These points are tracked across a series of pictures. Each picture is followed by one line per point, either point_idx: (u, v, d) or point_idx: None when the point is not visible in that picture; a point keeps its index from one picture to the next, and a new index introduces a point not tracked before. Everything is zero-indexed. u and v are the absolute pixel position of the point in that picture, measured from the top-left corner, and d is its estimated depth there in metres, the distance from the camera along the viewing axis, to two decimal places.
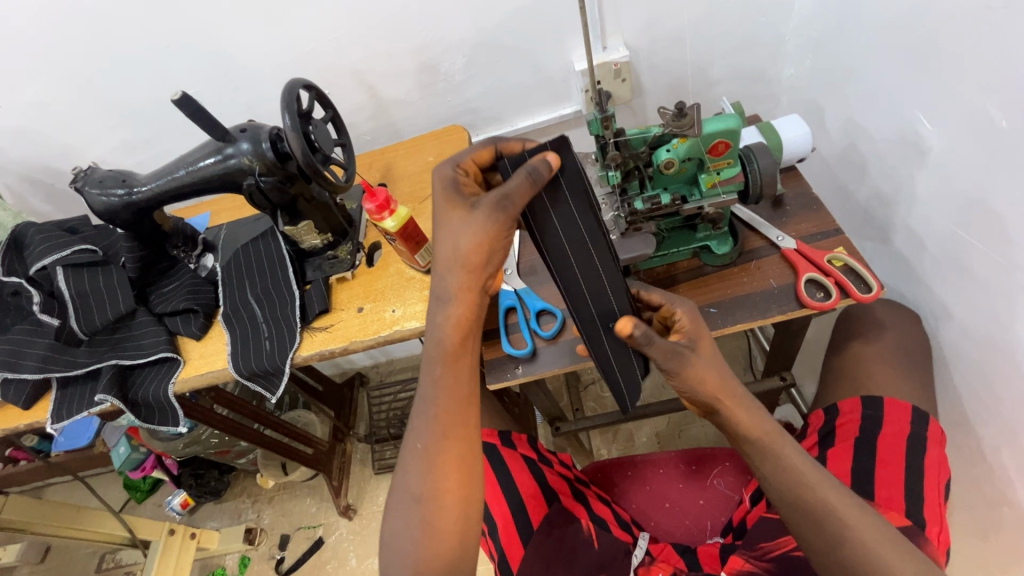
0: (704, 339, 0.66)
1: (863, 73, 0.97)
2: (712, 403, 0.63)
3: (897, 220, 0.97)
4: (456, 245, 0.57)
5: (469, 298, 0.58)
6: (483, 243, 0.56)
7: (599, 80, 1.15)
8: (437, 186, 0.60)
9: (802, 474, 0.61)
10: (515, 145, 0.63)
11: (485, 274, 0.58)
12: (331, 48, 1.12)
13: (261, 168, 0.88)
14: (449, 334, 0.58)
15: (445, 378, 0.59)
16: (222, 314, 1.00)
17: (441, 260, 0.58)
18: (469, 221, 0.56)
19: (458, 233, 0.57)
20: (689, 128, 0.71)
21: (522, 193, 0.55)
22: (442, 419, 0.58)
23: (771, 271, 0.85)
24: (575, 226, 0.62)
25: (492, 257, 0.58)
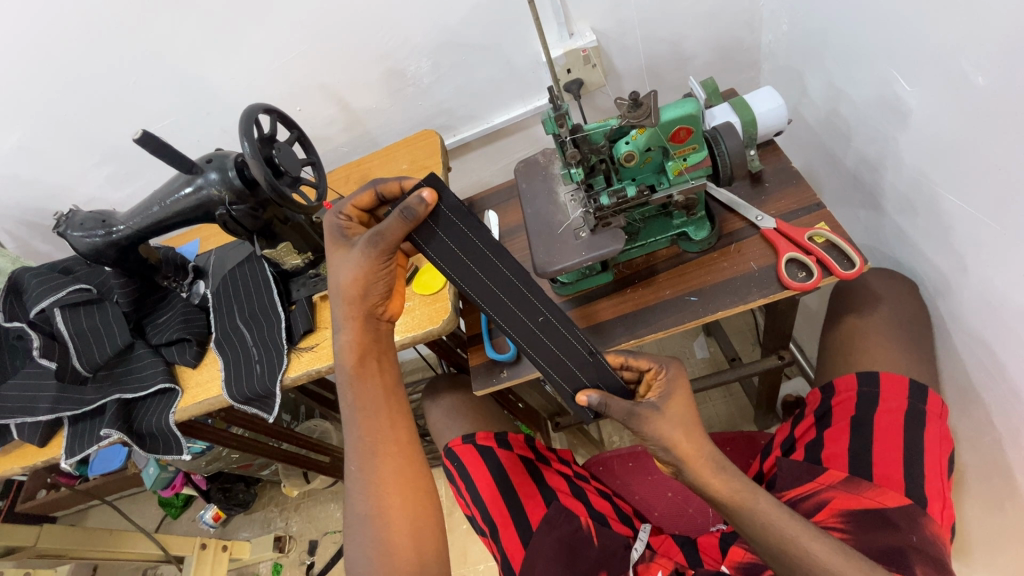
0: (677, 396, 0.64)
1: (838, 35, 0.93)
2: (677, 463, 0.61)
3: (886, 186, 0.93)
4: (338, 279, 0.65)
5: (357, 323, 0.66)
6: (361, 277, 0.64)
7: (568, 68, 1.12)
8: (326, 234, 0.70)
9: (779, 530, 0.60)
10: (393, 186, 0.68)
11: (370, 302, 0.66)
12: (295, 65, 1.12)
13: (230, 197, 0.89)
14: (347, 357, 0.65)
15: (360, 400, 0.64)
16: (214, 340, 1.02)
17: (331, 294, 0.66)
18: (349, 257, 0.65)
19: (340, 268, 0.65)
20: (646, 118, 0.68)
21: (395, 229, 0.62)
22: (368, 439, 0.63)
23: (752, 253, 0.83)
24: (467, 240, 0.66)
25: (373, 285, 0.65)
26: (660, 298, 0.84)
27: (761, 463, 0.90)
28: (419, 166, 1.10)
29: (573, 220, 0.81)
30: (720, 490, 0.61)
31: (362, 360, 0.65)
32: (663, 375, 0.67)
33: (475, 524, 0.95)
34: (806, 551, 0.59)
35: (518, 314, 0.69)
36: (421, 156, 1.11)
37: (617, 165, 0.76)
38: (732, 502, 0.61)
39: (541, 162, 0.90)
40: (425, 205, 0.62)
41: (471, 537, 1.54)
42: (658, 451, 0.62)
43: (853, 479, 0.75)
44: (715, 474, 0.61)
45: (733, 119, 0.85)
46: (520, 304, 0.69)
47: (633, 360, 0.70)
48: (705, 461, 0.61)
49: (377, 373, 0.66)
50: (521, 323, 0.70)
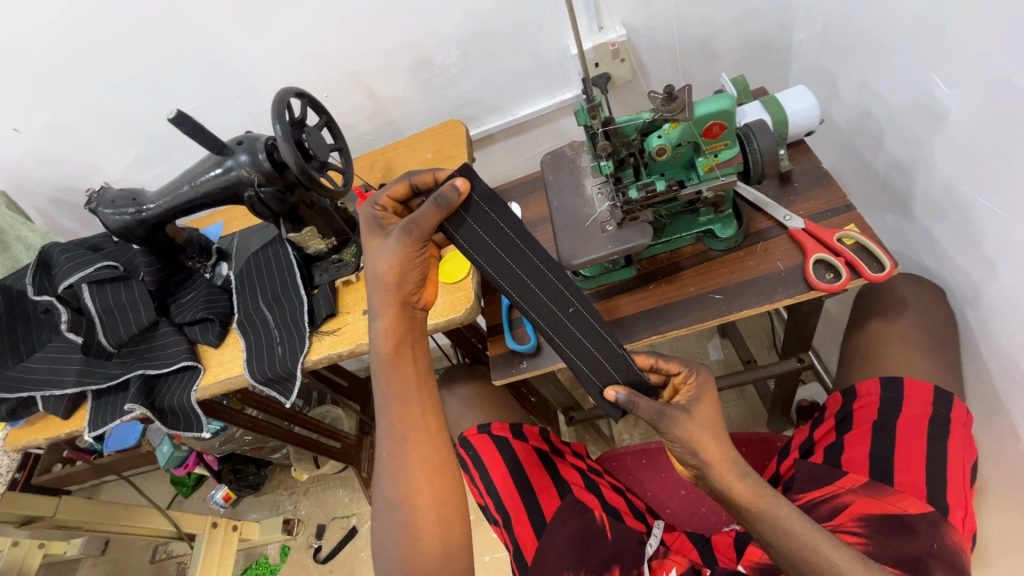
0: (706, 399, 0.64)
1: (874, 35, 0.91)
2: (702, 466, 0.61)
3: (917, 190, 0.92)
4: (375, 266, 0.66)
5: (393, 310, 0.66)
6: (396, 264, 0.65)
7: (597, 62, 1.12)
8: (360, 223, 0.71)
9: (801, 535, 0.60)
10: (427, 177, 0.69)
11: (405, 290, 0.67)
12: (325, 51, 1.12)
13: (259, 180, 0.90)
14: (381, 343, 0.66)
15: (391, 387, 0.65)
16: (237, 322, 1.03)
17: (367, 281, 0.67)
18: (385, 246, 0.66)
19: (377, 256, 0.66)
20: (680, 112, 0.68)
21: (429, 217, 0.63)
22: (398, 424, 0.64)
23: (778, 253, 0.82)
24: (498, 229, 0.67)
25: (408, 272, 0.66)
26: (685, 295, 0.84)
27: (778, 465, 0.90)
28: (444, 156, 1.10)
29: (600, 211, 0.81)
30: (744, 496, 0.61)
31: (398, 347, 0.66)
32: (692, 381, 0.66)
33: (488, 513, 0.96)
34: (824, 548, 0.59)
35: (549, 305, 0.69)
36: (447, 146, 1.11)
37: (647, 159, 0.75)
38: (755, 509, 0.61)
39: (569, 155, 0.89)
40: (458, 195, 0.63)
41: (479, 528, 1.55)
42: (684, 455, 0.62)
43: (874, 484, 0.75)
44: (739, 479, 0.61)
45: (764, 118, 0.84)
46: (549, 297, 0.69)
47: (663, 363, 0.69)
48: (731, 467, 0.61)
49: (412, 359, 0.66)
50: (551, 313, 0.69)
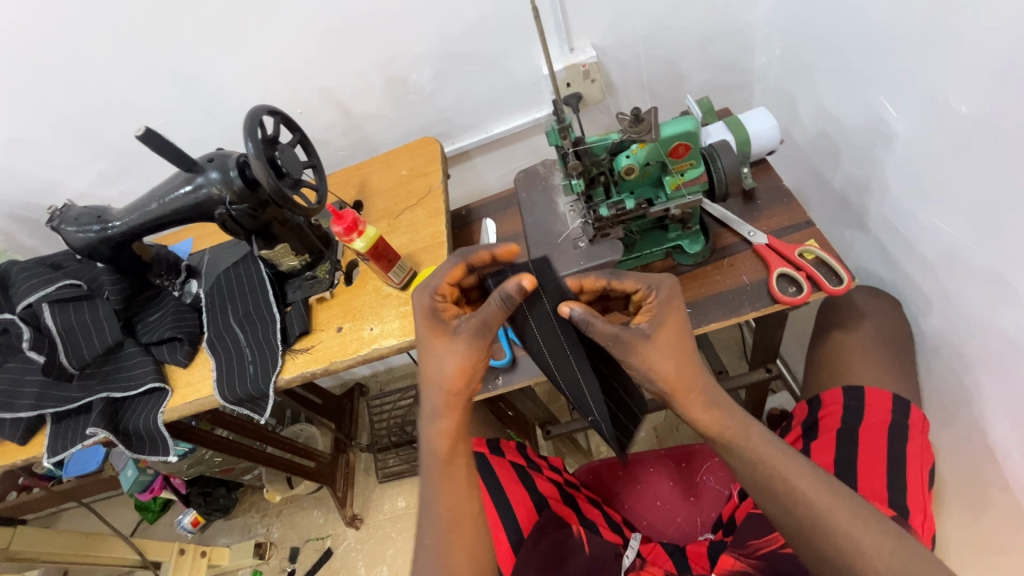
0: (667, 326, 0.65)
1: (828, 61, 0.97)
2: (667, 394, 0.65)
3: (871, 206, 0.96)
4: (440, 369, 0.66)
5: (445, 399, 0.66)
6: (465, 367, 0.66)
7: (568, 82, 1.15)
8: (418, 313, 0.69)
9: (807, 500, 0.61)
10: (484, 255, 0.71)
11: (469, 391, 0.67)
12: (299, 67, 1.12)
13: (230, 196, 0.89)
14: (438, 444, 0.67)
15: (444, 484, 0.66)
16: (207, 340, 1.01)
17: (426, 380, 0.67)
18: (450, 343, 0.66)
19: (443, 351, 0.66)
20: (647, 133, 0.70)
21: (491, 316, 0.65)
22: (448, 519, 0.65)
23: (742, 268, 0.85)
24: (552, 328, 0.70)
25: (464, 363, 0.65)
26: None
27: None
28: (418, 173, 1.10)
29: (572, 228, 0.84)
30: None
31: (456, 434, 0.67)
32: (652, 296, 0.67)
33: None
34: (791, 477, 0.62)
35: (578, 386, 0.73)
36: (421, 162, 1.12)
37: (616, 178, 0.77)
38: (723, 438, 0.65)
39: (542, 173, 0.92)
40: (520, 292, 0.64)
41: None
42: (642, 377, 0.65)
43: None
44: (703, 409, 0.66)
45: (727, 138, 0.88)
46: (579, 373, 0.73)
47: (617, 283, 0.70)
48: (696, 394, 0.65)
49: (464, 457, 0.67)
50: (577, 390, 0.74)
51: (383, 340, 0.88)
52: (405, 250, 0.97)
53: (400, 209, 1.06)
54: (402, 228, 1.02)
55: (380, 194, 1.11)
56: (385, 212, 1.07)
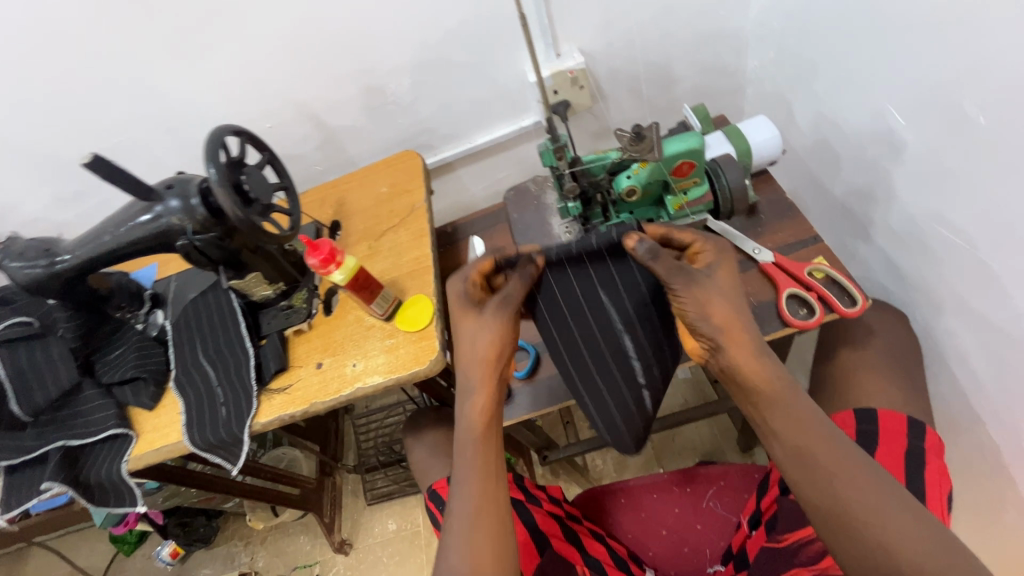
0: (726, 268, 0.63)
1: (829, 65, 0.92)
2: (719, 334, 0.59)
3: (876, 216, 0.93)
4: (474, 345, 0.64)
5: (479, 370, 0.64)
6: (496, 341, 0.64)
7: (555, 89, 1.09)
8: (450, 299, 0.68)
9: (844, 501, 0.56)
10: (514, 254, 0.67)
11: (500, 371, 0.65)
12: (266, 79, 1.04)
13: (193, 226, 0.80)
14: (473, 416, 0.64)
15: (474, 485, 0.63)
16: (174, 379, 0.94)
17: (462, 357, 0.66)
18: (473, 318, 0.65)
19: (468, 327, 0.65)
20: (649, 152, 0.65)
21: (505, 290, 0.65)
22: (478, 523, 0.61)
23: (749, 288, 0.80)
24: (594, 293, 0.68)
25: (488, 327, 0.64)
26: None
27: (759, 501, 0.85)
28: (401, 191, 1.03)
29: None
30: None
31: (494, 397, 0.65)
32: (706, 246, 0.64)
33: None
34: (834, 459, 0.57)
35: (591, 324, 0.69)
36: (403, 179, 1.05)
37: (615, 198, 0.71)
38: (776, 395, 0.58)
39: (533, 191, 0.86)
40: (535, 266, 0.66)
41: None
42: (696, 321, 0.60)
43: None
44: (759, 358, 0.59)
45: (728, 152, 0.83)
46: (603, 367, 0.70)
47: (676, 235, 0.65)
48: (749, 343, 0.59)
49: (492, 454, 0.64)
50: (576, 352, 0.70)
51: (367, 378, 0.81)
52: (389, 276, 0.91)
53: (383, 230, 0.99)
54: (385, 251, 0.95)
55: (360, 214, 1.03)
56: (366, 233, 1.00)
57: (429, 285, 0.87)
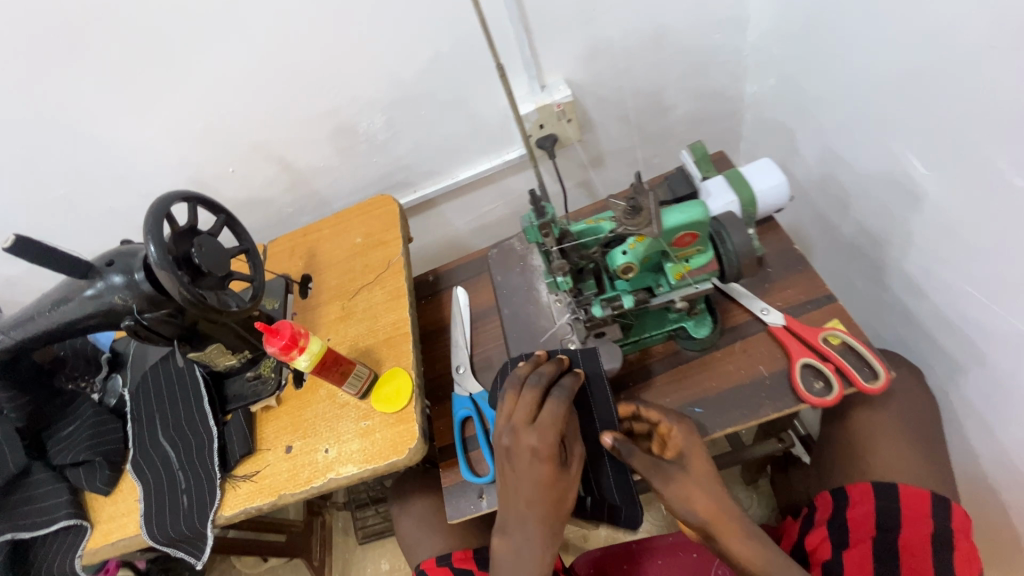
0: (699, 456, 0.62)
1: (837, 99, 0.85)
2: (709, 529, 0.60)
3: (890, 262, 0.86)
4: (535, 466, 0.60)
5: (553, 474, 0.59)
6: (558, 462, 0.61)
7: (541, 124, 1.01)
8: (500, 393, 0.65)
9: None
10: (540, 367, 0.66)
11: (565, 496, 0.61)
12: (225, 123, 0.95)
13: (139, 305, 0.71)
14: (537, 537, 0.60)
15: None
16: (132, 461, 0.86)
17: (520, 469, 0.61)
18: (532, 434, 0.60)
19: (528, 440, 0.60)
20: (646, 225, 0.58)
21: (556, 397, 0.62)
22: None
23: (757, 355, 0.73)
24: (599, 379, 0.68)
25: (553, 439, 0.60)
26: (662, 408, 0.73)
27: None
28: (375, 242, 0.95)
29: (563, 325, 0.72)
30: None
31: (564, 502, 0.61)
32: (677, 433, 0.63)
33: None
34: None
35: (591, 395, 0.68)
36: (377, 228, 0.96)
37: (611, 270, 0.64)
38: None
39: (519, 251, 0.80)
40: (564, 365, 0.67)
41: None
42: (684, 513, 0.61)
43: None
44: (743, 539, 0.60)
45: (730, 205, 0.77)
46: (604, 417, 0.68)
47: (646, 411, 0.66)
48: (733, 526, 0.60)
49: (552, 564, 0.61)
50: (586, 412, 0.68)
51: (340, 468, 0.73)
52: (364, 343, 0.83)
53: (357, 287, 0.91)
54: (359, 314, 0.87)
55: (332, 268, 0.95)
56: (339, 291, 0.91)
57: (407, 356, 0.79)
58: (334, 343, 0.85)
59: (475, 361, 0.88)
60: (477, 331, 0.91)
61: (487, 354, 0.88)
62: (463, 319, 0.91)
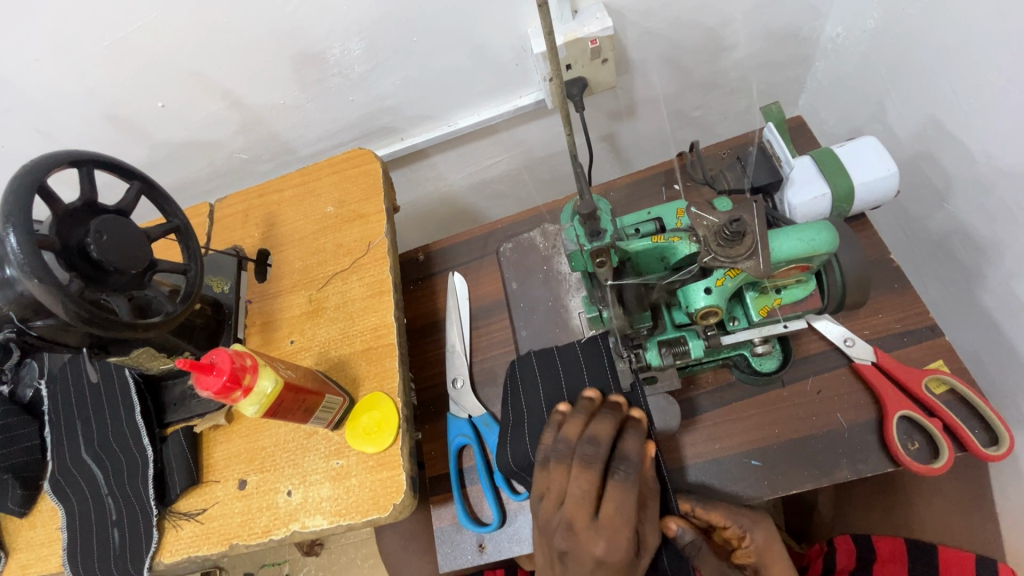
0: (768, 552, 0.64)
1: (969, 61, 0.63)
2: None
3: (978, 274, 0.70)
4: (593, 542, 0.52)
5: (623, 574, 0.52)
6: (617, 532, 0.52)
7: (568, 64, 0.77)
8: (544, 450, 0.57)
9: None
10: (584, 417, 0.56)
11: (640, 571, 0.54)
12: (142, 42, 0.69)
13: (19, 313, 0.51)
14: None
15: None
16: (49, 478, 0.67)
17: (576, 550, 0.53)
18: (594, 540, 0.52)
19: (592, 548, 0.52)
20: (741, 256, 0.43)
21: (621, 479, 0.53)
22: None
23: (834, 399, 0.59)
24: (575, 355, 0.64)
25: (623, 545, 0.51)
26: (713, 460, 0.59)
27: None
28: (351, 215, 0.74)
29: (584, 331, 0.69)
30: None
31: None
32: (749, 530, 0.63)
33: None
34: None
35: (582, 371, 0.63)
36: (355, 195, 0.75)
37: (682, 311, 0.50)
38: None
39: (540, 247, 0.76)
40: (621, 413, 0.56)
41: None
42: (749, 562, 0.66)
43: None
44: None
45: (808, 199, 0.62)
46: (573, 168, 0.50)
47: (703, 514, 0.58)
48: None
49: None
50: (576, 371, 0.63)
51: (307, 518, 0.59)
52: (340, 352, 0.65)
53: (326, 274, 0.71)
54: (331, 312, 0.68)
55: (295, 245, 0.75)
56: (304, 277, 0.72)
57: (391, 377, 0.62)
58: (298, 348, 0.68)
59: (475, 373, 0.72)
60: (477, 332, 0.74)
61: (490, 364, 0.72)
62: (460, 317, 0.73)
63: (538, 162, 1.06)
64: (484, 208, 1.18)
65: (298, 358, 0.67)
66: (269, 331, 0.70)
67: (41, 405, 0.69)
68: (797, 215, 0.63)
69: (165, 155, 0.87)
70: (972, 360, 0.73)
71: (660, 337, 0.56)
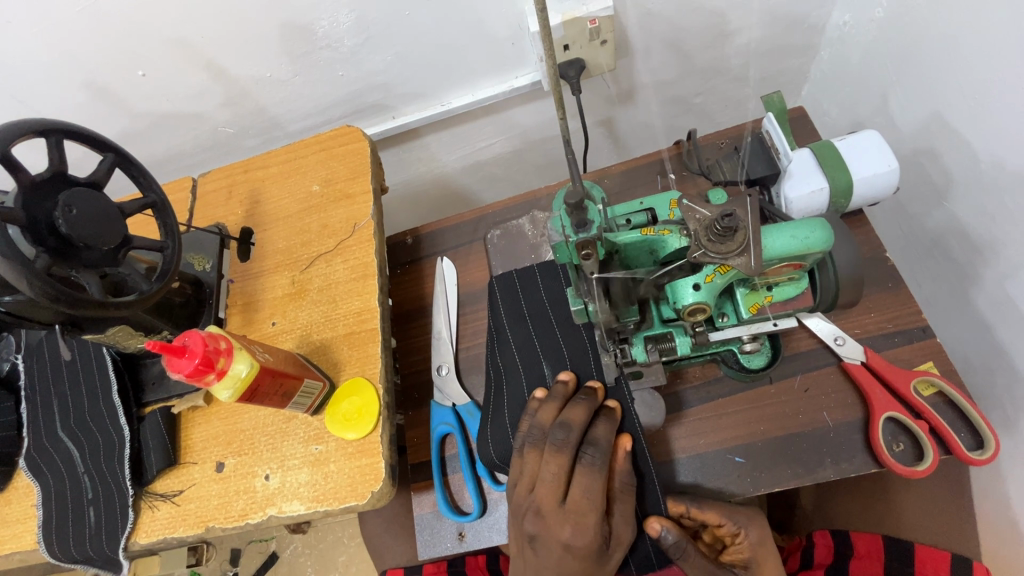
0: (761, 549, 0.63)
1: (976, 55, 0.62)
2: None
3: (972, 275, 0.69)
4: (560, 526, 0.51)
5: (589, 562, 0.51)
6: (586, 515, 0.51)
7: (566, 45, 0.74)
8: (519, 436, 0.57)
9: None
10: (559, 403, 0.57)
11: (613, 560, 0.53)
12: (120, 6, 0.66)
13: None
14: None
15: None
16: (24, 455, 0.66)
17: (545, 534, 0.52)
18: (562, 525, 0.51)
19: (559, 532, 0.51)
20: (733, 251, 0.42)
21: (589, 464, 0.52)
22: None
23: (823, 398, 0.58)
24: (550, 329, 0.64)
25: (590, 531, 0.51)
26: (700, 456, 0.59)
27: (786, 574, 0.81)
28: (338, 195, 0.72)
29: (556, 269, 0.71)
30: None
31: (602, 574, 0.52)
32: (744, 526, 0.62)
33: None
34: None
35: (562, 343, 0.63)
36: (342, 174, 0.73)
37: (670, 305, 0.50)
38: None
39: (529, 234, 0.74)
40: (597, 400, 0.56)
41: None
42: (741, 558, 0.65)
43: None
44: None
45: (806, 193, 0.61)
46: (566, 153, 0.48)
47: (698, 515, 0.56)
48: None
49: None
50: (553, 342, 0.64)
51: (284, 502, 0.58)
52: (323, 336, 0.64)
53: (309, 254, 0.70)
54: (313, 294, 0.67)
55: (279, 224, 0.73)
56: (287, 258, 0.70)
57: (373, 362, 0.61)
58: (279, 330, 0.66)
59: (461, 360, 0.71)
60: (464, 319, 0.73)
61: (476, 352, 0.71)
62: (448, 303, 0.72)
63: (534, 145, 1.03)
64: (478, 192, 1.16)
65: (278, 341, 0.65)
66: (251, 312, 0.69)
67: (17, 381, 0.68)
68: (793, 210, 0.62)
69: (148, 127, 0.85)
70: (962, 360, 0.72)
71: (647, 333, 0.55)
